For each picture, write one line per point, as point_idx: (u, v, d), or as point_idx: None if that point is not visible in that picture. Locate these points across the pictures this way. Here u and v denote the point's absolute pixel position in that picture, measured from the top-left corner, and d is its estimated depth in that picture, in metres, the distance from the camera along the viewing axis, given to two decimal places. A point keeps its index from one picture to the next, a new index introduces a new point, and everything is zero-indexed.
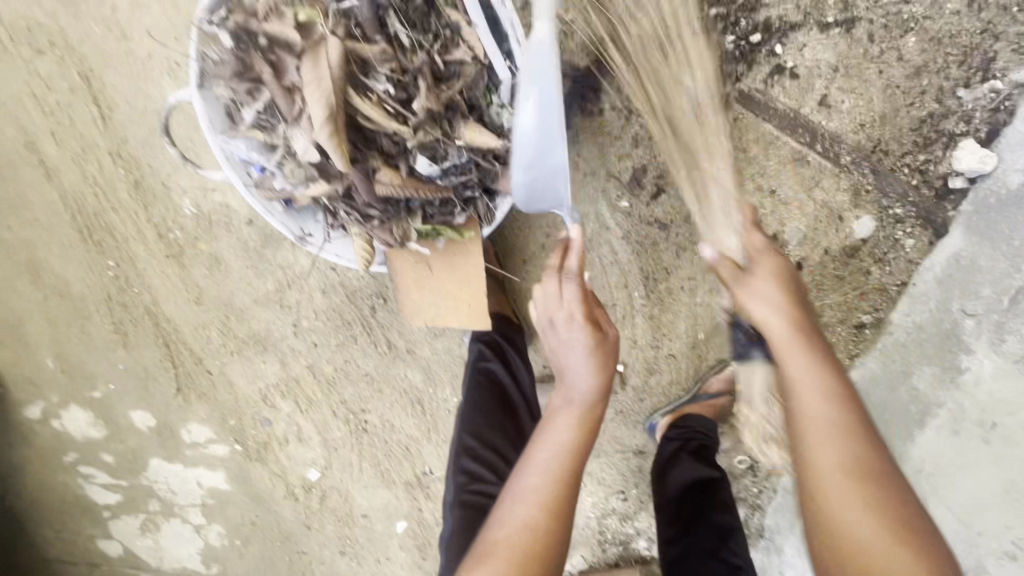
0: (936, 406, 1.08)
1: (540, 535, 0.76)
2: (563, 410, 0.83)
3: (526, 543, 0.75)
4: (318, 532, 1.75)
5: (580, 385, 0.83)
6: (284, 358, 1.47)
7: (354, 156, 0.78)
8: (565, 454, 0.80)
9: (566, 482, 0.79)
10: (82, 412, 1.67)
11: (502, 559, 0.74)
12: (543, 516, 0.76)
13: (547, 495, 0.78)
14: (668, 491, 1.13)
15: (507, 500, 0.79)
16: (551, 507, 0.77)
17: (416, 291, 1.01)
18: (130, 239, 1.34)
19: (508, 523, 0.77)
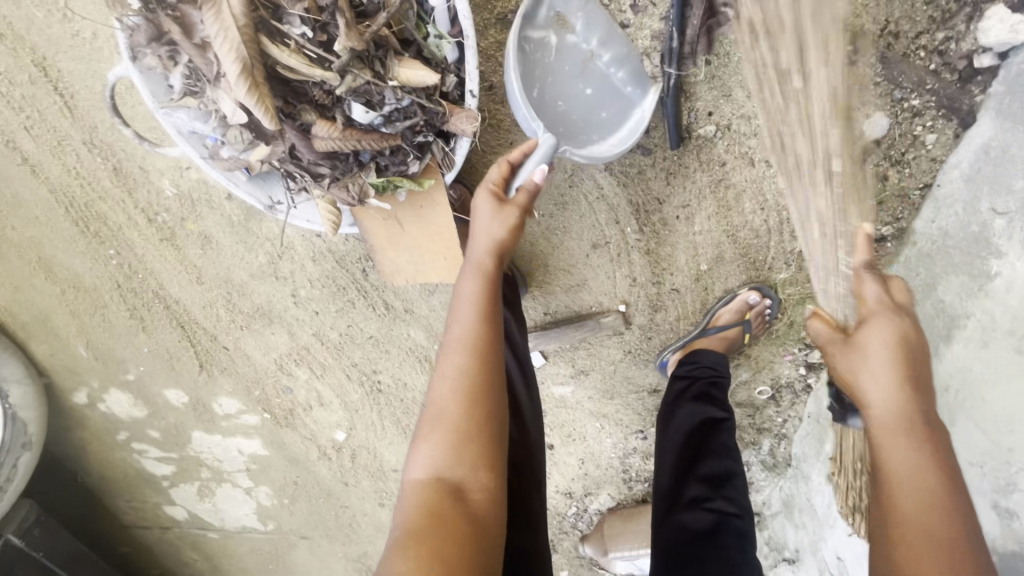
0: (964, 315, 0.96)
1: (463, 394, 0.79)
2: (470, 282, 0.86)
3: (456, 389, 0.79)
4: (355, 487, 1.84)
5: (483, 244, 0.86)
6: (291, 328, 1.49)
7: (284, 112, 0.74)
8: (475, 306, 0.84)
9: (484, 327, 0.83)
10: (122, 395, 1.77)
11: (436, 423, 0.79)
12: (466, 359, 0.81)
13: (468, 342, 0.82)
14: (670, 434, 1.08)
15: (434, 374, 0.83)
16: (474, 348, 0.82)
17: (392, 252, 0.97)
18: (124, 226, 1.36)
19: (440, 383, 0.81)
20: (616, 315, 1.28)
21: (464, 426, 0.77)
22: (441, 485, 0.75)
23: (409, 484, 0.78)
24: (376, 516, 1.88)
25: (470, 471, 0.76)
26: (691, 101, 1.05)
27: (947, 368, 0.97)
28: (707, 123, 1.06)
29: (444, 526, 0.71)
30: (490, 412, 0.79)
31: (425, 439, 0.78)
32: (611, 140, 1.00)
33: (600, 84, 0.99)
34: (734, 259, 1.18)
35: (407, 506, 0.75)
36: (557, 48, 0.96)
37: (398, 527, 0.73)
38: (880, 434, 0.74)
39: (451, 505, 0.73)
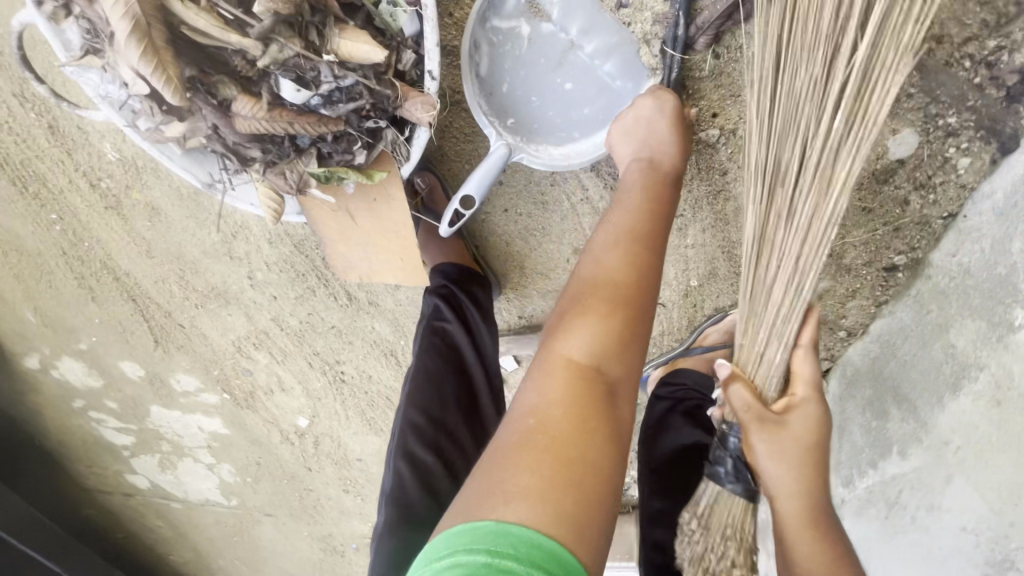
0: (976, 367, 0.85)
1: (632, 282, 0.73)
2: (638, 177, 0.80)
3: (619, 276, 0.73)
4: (318, 472, 1.77)
5: (667, 148, 0.80)
6: (248, 311, 1.39)
7: (196, 83, 0.62)
8: (651, 205, 0.78)
9: (657, 221, 0.77)
10: (76, 362, 1.68)
11: (602, 300, 0.72)
12: (633, 252, 0.74)
13: (631, 234, 0.76)
14: (653, 461, 1.01)
15: (595, 254, 0.76)
16: (641, 242, 0.75)
17: (343, 248, 0.87)
18: (66, 190, 1.24)
19: (601, 266, 0.74)
20: None
21: (632, 319, 0.71)
22: (598, 376, 0.67)
23: (557, 361, 0.69)
24: (339, 502, 1.83)
25: (624, 375, 0.69)
26: (694, 99, 0.90)
27: (949, 422, 0.89)
28: (711, 126, 0.93)
29: (595, 421, 0.63)
30: (648, 314, 0.74)
31: (564, 328, 0.71)
32: (594, 140, 0.87)
33: (582, 78, 0.83)
34: (728, 276, 1.07)
35: (553, 387, 0.66)
36: (530, 37, 0.81)
37: (534, 413, 0.64)
38: (787, 530, 0.75)
39: (601, 400, 0.66)
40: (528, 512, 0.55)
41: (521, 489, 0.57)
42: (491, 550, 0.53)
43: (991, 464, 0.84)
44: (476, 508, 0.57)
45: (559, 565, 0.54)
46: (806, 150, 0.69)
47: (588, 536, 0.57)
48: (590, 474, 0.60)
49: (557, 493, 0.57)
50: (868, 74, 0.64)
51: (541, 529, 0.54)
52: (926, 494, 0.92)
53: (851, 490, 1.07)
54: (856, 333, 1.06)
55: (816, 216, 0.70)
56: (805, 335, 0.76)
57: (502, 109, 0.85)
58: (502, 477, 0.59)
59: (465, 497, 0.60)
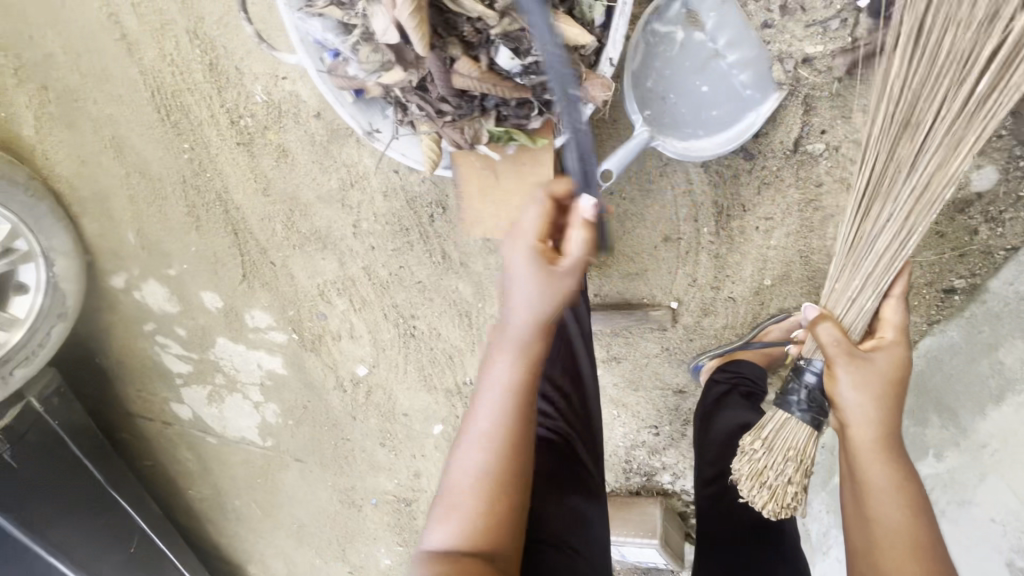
0: (1022, 381, 0.97)
1: (490, 488, 0.71)
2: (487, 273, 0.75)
3: (486, 481, 0.71)
4: (362, 422, 1.88)
5: (520, 312, 0.72)
6: (342, 257, 1.52)
7: (433, 42, 0.77)
8: (512, 392, 0.73)
9: (514, 421, 0.72)
10: (159, 287, 1.80)
11: (455, 505, 0.71)
12: (493, 454, 0.71)
13: (495, 437, 0.72)
14: (713, 430, 1.10)
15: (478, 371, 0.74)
16: (504, 447, 0.72)
17: (478, 202, 0.97)
18: (202, 123, 1.41)
19: (465, 464, 0.72)
20: (666, 310, 1.30)
21: (495, 507, 0.70)
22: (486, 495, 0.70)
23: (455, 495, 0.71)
24: (374, 455, 1.93)
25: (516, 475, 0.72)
26: (808, 116, 1.04)
27: (988, 428, 1.01)
28: (817, 141, 1.06)
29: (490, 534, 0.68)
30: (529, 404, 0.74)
31: (448, 512, 0.71)
32: (718, 138, 1.00)
33: (717, 83, 0.98)
34: (800, 280, 1.19)
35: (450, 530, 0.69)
36: (682, 43, 0.97)
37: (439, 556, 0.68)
38: (865, 452, 0.76)
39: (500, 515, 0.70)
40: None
41: None
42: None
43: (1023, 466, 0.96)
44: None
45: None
46: (936, 109, 0.75)
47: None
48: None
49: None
50: (1013, 57, 0.71)
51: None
52: (960, 492, 1.03)
53: None
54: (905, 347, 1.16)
55: (933, 176, 0.78)
56: (898, 283, 0.83)
57: (644, 102, 0.99)
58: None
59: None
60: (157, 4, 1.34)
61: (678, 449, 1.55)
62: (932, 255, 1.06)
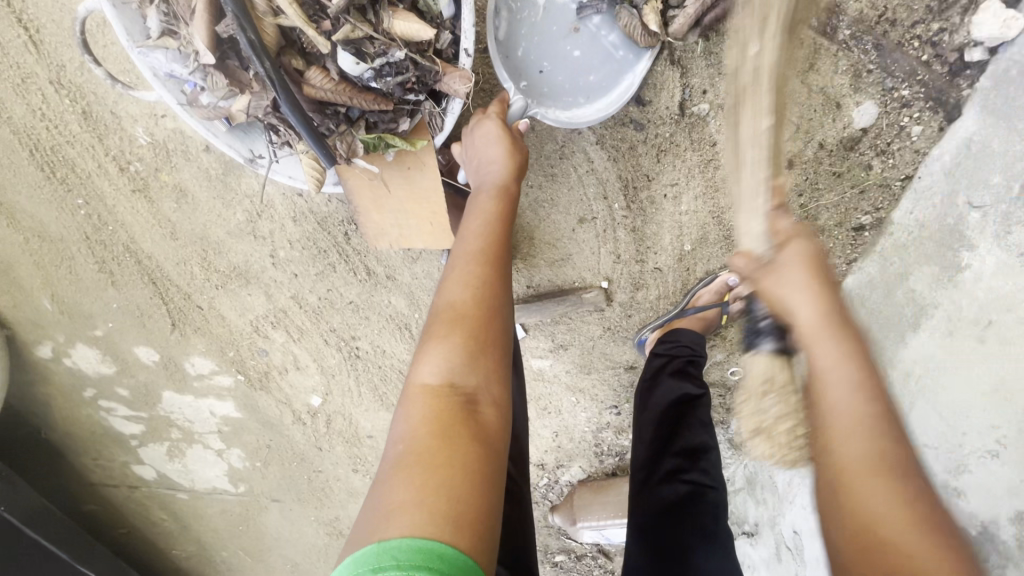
0: (932, 306, 0.99)
1: (477, 304, 0.78)
2: (488, 196, 0.91)
3: (472, 299, 0.78)
4: (329, 452, 1.81)
5: (493, 169, 0.93)
6: (269, 290, 1.48)
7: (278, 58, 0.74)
8: (492, 220, 0.88)
9: (496, 239, 0.86)
10: (90, 350, 1.70)
11: (448, 323, 0.76)
12: (476, 267, 0.81)
13: (478, 251, 0.83)
14: (648, 410, 1.10)
15: (447, 278, 0.82)
16: (483, 258, 0.83)
17: (376, 215, 0.95)
18: (94, 174, 1.36)
19: (451, 291, 0.80)
20: (598, 291, 1.30)
21: (482, 333, 0.76)
22: (454, 391, 0.71)
23: (417, 389, 0.72)
24: (348, 482, 1.86)
25: (487, 381, 0.73)
26: (687, 78, 1.05)
27: (910, 357, 1.01)
28: (701, 101, 1.07)
29: (458, 429, 0.66)
30: (500, 319, 0.79)
31: (438, 339, 0.75)
32: (598, 105, 1.01)
33: (589, 46, 0.97)
34: (718, 240, 1.19)
35: (416, 413, 0.69)
36: (545, 8, 0.95)
37: (402, 439, 0.66)
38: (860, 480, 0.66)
39: (467, 410, 0.69)
40: (410, 528, 0.57)
41: (402, 505, 0.59)
42: (372, 568, 0.54)
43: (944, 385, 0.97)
44: (362, 540, 0.58)
45: (450, 566, 0.55)
46: None
47: (469, 525, 0.59)
48: (466, 481, 0.62)
49: (435, 470, 0.62)
50: None
51: (420, 539, 0.56)
52: None
53: None
54: None
55: None
56: None
57: (522, 68, 0.98)
58: (380, 502, 0.60)
59: (360, 527, 0.60)
60: (11, 57, 1.27)
61: None
62: (834, 195, 1.06)
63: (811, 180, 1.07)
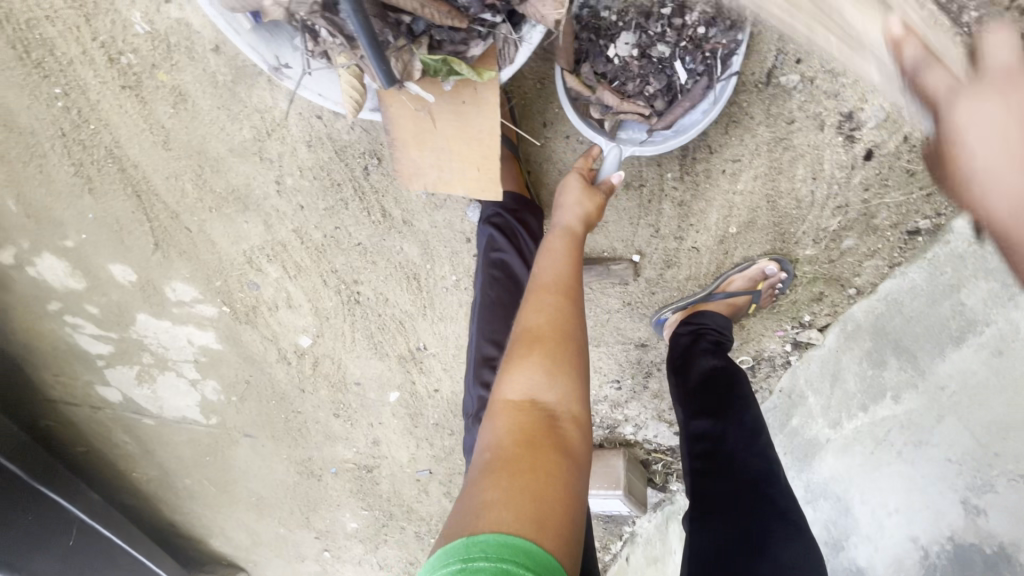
0: (983, 323, 0.99)
1: (554, 325, 0.79)
2: (561, 229, 0.91)
3: (551, 320, 0.80)
4: (312, 395, 1.73)
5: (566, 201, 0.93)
6: (268, 220, 1.35)
7: None
8: (569, 249, 0.88)
9: (573, 264, 0.87)
10: (58, 261, 1.55)
11: (528, 342, 0.78)
12: (553, 291, 0.83)
13: (555, 278, 0.85)
14: (690, 382, 1.05)
15: (526, 302, 0.84)
16: (561, 284, 0.84)
17: (415, 150, 0.83)
18: (76, 62, 1.19)
19: (530, 314, 0.82)
20: (627, 264, 1.24)
21: (560, 352, 0.77)
22: (535, 407, 0.73)
23: (501, 404, 0.74)
24: (328, 426, 1.80)
25: (566, 400, 0.74)
26: (782, 42, 0.97)
27: (948, 369, 1.03)
28: (792, 71, 0.99)
29: (540, 442, 0.68)
30: (579, 343, 0.80)
31: (518, 357, 0.77)
32: (703, 106, 0.95)
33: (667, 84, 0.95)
34: (765, 227, 1.13)
35: (500, 426, 0.72)
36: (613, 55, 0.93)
37: (489, 449, 0.69)
38: None
39: (549, 427, 0.71)
40: (495, 523, 0.59)
41: (490, 505, 0.61)
42: (464, 557, 0.57)
43: (986, 403, 0.98)
44: (454, 532, 0.61)
45: (535, 562, 0.57)
46: None
47: (554, 530, 0.61)
48: (548, 488, 0.64)
49: (521, 475, 0.64)
50: None
51: (509, 534, 0.58)
52: (918, 432, 1.06)
53: (837, 430, 1.17)
54: (866, 292, 1.13)
55: None
56: None
57: (611, 117, 0.97)
58: (471, 502, 0.63)
59: (452, 522, 0.63)
60: None
61: (641, 402, 1.51)
62: (898, 195, 1.02)
63: (881, 174, 1.02)
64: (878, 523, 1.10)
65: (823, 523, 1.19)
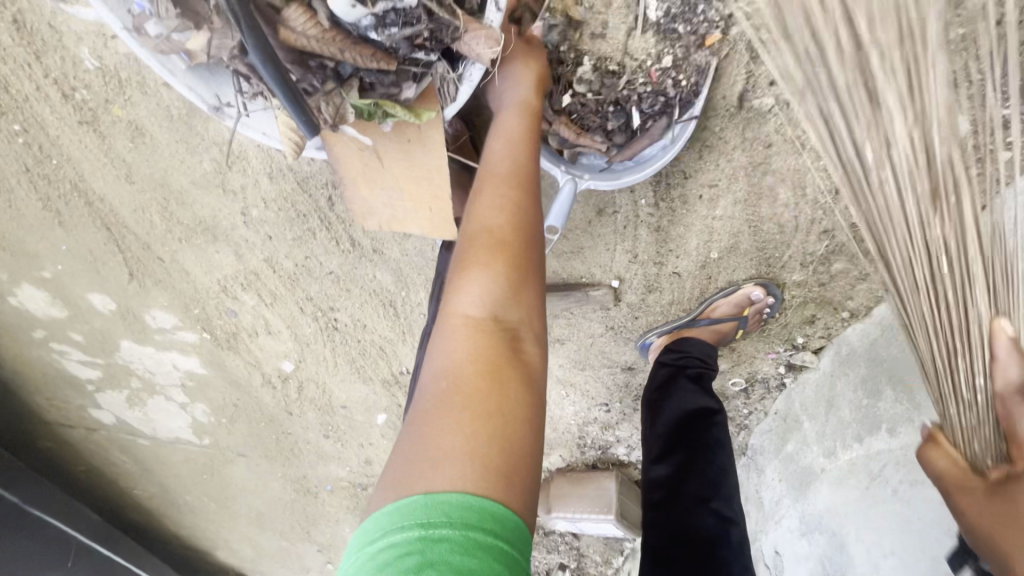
0: None
1: (514, 227, 0.75)
2: (511, 116, 0.81)
3: (510, 223, 0.75)
4: (299, 417, 1.70)
5: (513, 89, 0.82)
6: (238, 250, 1.32)
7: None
8: (524, 142, 0.80)
9: (532, 161, 0.80)
10: (38, 291, 1.53)
11: (487, 247, 0.73)
12: (511, 190, 0.76)
13: (512, 173, 0.78)
14: (660, 423, 1.01)
15: (479, 196, 0.77)
16: (520, 180, 0.77)
17: (365, 190, 0.79)
18: (33, 98, 1.16)
19: (485, 214, 0.75)
20: (606, 289, 1.18)
21: (521, 263, 0.73)
22: (496, 325, 0.70)
23: (459, 318, 0.70)
24: (320, 446, 1.77)
25: (527, 313, 0.73)
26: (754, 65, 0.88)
27: None
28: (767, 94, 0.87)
29: (506, 372, 0.66)
30: (538, 249, 0.77)
31: (476, 269, 0.72)
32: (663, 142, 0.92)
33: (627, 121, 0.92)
34: (748, 251, 1.07)
35: (460, 345, 0.68)
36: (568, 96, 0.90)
37: (446, 374, 0.65)
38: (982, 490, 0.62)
39: (509, 347, 0.69)
40: (461, 480, 0.56)
41: (453, 451, 0.58)
42: (422, 523, 0.54)
43: None
44: (408, 484, 0.57)
45: (501, 528, 0.55)
46: None
47: (518, 479, 0.60)
48: (515, 426, 0.63)
49: (485, 411, 0.62)
50: None
51: (473, 495, 0.55)
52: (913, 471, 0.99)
53: (832, 461, 1.13)
54: (860, 316, 1.08)
55: None
56: None
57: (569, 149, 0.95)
58: (429, 441, 0.60)
59: (406, 460, 0.59)
60: None
61: (631, 424, 1.45)
62: None
63: None
64: (873, 562, 1.05)
65: (818, 558, 1.15)
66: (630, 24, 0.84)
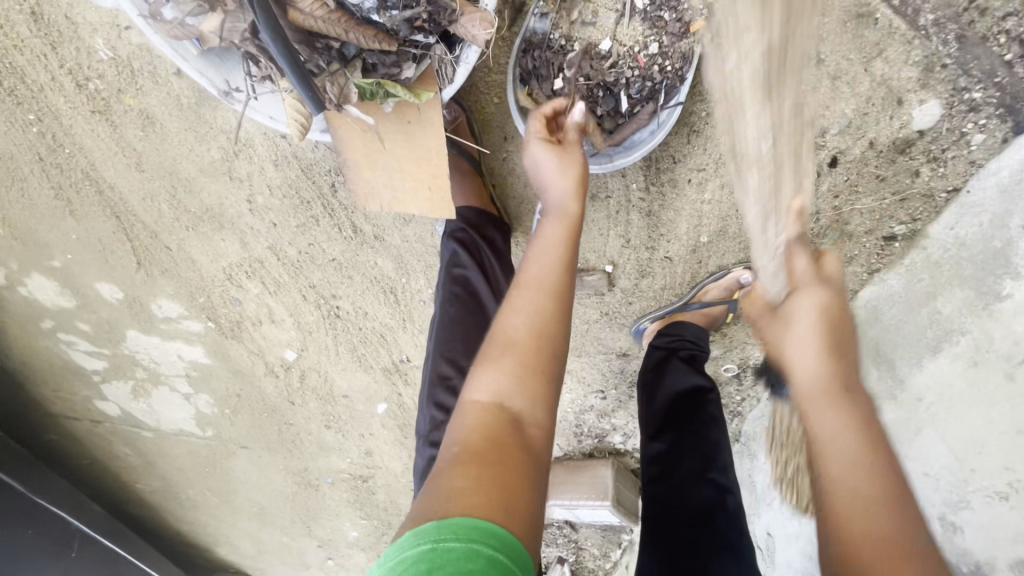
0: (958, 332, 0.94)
1: (535, 334, 0.72)
2: (553, 221, 0.82)
3: (531, 324, 0.73)
4: (302, 407, 1.73)
5: (555, 190, 0.83)
6: (243, 238, 1.36)
7: None
8: (557, 245, 0.80)
9: (562, 262, 0.78)
10: (47, 281, 1.57)
11: (505, 348, 0.72)
12: (537, 292, 0.75)
13: (544, 277, 0.77)
14: (655, 402, 1.04)
15: (508, 305, 0.77)
16: (547, 285, 0.76)
17: (368, 172, 0.82)
18: (48, 89, 1.21)
19: (509, 316, 0.74)
20: (600, 274, 1.22)
21: (539, 366, 0.70)
22: (502, 413, 0.67)
23: (468, 405, 0.69)
24: (321, 437, 1.80)
25: (540, 411, 0.68)
26: None
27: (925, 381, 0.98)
28: None
29: (507, 453, 0.63)
30: (559, 358, 0.73)
31: (494, 361, 0.71)
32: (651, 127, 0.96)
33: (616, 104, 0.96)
34: (737, 235, 1.11)
35: (467, 427, 0.67)
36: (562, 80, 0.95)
37: (456, 444, 0.65)
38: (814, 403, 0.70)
39: (512, 436, 0.65)
40: (469, 506, 0.56)
41: (459, 494, 0.58)
42: (434, 539, 0.54)
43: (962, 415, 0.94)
44: (424, 515, 0.57)
45: (503, 548, 0.55)
46: None
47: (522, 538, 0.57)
48: (517, 496, 0.59)
49: (488, 480, 0.59)
50: None
51: (479, 518, 0.55)
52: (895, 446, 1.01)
53: None
54: None
55: None
56: None
57: None
58: (436, 489, 0.60)
59: (417, 510, 0.59)
60: None
61: (626, 411, 1.48)
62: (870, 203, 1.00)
63: (851, 182, 1.01)
64: None
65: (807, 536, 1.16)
66: (617, 12, 0.91)
